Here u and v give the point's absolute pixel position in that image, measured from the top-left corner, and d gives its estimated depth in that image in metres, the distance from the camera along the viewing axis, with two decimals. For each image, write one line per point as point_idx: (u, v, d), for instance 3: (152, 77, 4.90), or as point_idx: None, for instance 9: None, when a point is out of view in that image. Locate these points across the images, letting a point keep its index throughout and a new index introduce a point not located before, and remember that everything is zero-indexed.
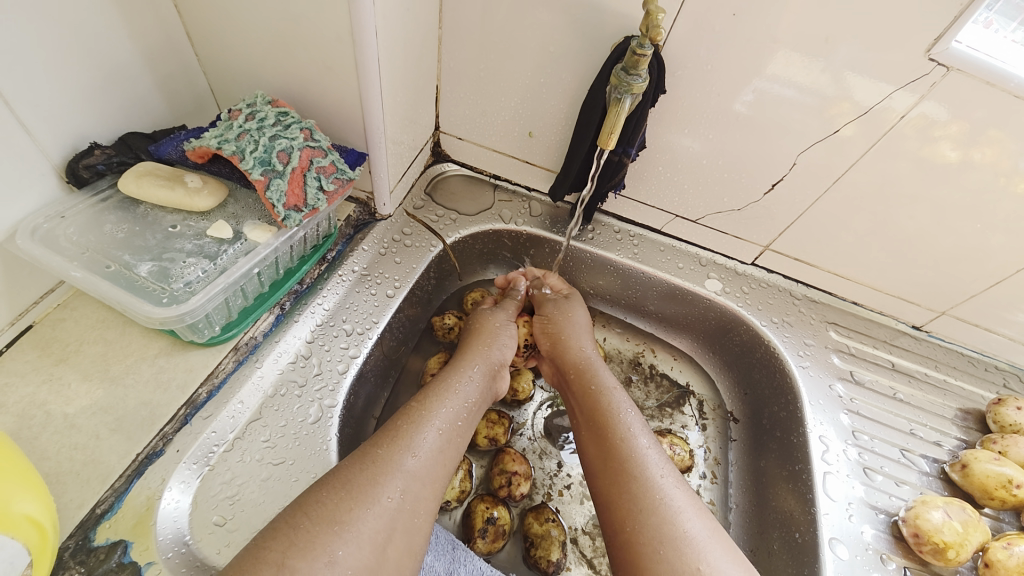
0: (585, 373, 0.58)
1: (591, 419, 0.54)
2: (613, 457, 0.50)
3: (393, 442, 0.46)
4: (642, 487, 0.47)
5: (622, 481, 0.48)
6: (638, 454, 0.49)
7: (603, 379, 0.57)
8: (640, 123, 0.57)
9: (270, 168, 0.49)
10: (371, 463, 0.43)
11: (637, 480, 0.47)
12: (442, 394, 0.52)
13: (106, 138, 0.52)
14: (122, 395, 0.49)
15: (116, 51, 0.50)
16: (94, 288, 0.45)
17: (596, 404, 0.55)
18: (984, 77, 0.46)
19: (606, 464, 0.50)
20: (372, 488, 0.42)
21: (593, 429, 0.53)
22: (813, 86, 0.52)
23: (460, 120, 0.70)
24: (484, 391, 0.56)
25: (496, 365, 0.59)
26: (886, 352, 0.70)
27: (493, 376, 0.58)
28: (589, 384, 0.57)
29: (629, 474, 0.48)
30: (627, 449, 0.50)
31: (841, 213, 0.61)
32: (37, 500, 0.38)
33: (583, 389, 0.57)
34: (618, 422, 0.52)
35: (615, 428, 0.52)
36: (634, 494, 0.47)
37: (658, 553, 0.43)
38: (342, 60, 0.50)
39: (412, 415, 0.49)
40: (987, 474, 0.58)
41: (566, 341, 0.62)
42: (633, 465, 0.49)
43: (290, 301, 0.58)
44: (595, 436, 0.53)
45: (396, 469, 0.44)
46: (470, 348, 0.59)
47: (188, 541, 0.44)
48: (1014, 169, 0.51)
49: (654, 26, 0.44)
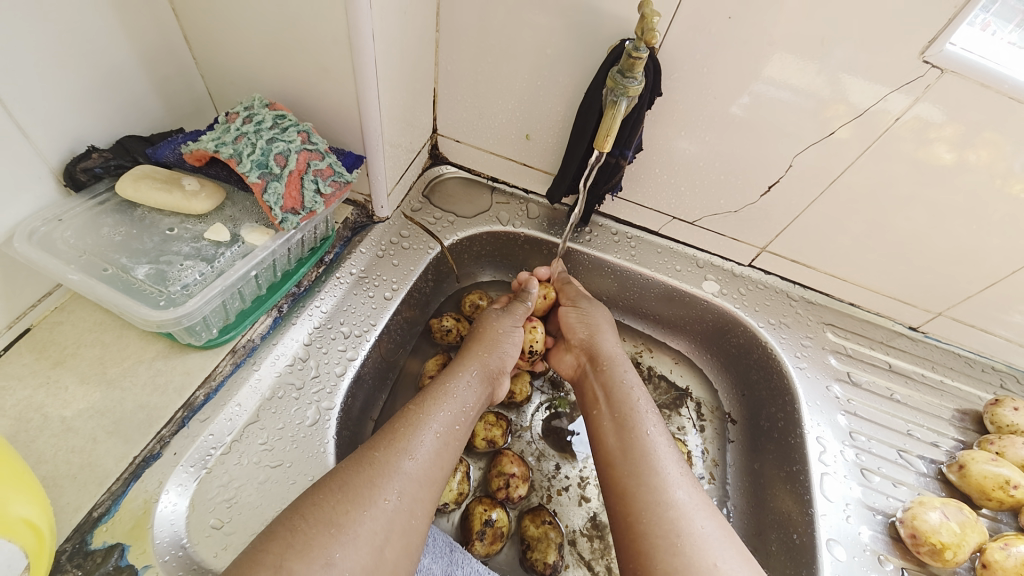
0: (612, 368, 0.59)
1: (615, 411, 0.55)
2: (634, 449, 0.50)
3: (390, 445, 0.45)
4: (661, 483, 0.47)
5: (643, 473, 0.48)
6: (656, 451, 0.50)
7: (629, 376, 0.58)
8: (637, 125, 0.57)
9: (267, 171, 0.50)
10: (368, 466, 0.43)
11: (656, 474, 0.48)
12: (439, 399, 0.51)
13: (103, 141, 0.52)
14: (120, 398, 0.49)
15: (113, 54, 0.50)
16: (91, 291, 0.45)
17: (621, 397, 0.56)
18: (978, 78, 0.46)
19: (626, 455, 0.50)
20: (370, 490, 0.42)
21: (614, 420, 0.54)
22: (808, 88, 0.52)
23: (458, 123, 0.70)
24: (481, 397, 0.56)
25: (495, 372, 0.59)
26: (883, 353, 0.70)
27: (490, 380, 0.58)
28: (616, 378, 0.58)
29: (649, 469, 0.48)
30: (648, 445, 0.50)
31: (836, 214, 0.62)
32: (33, 503, 0.38)
33: (609, 382, 0.58)
34: (640, 418, 0.53)
35: (638, 423, 0.52)
36: (653, 487, 0.47)
37: (675, 545, 0.43)
38: (340, 63, 0.50)
39: (411, 418, 0.48)
40: (984, 474, 0.58)
41: (602, 334, 0.63)
42: (653, 460, 0.49)
43: (287, 304, 0.58)
44: (617, 426, 0.53)
45: (395, 472, 0.44)
46: (469, 352, 0.59)
47: (185, 544, 0.44)
48: (1008, 170, 0.51)
49: (649, 28, 0.45)
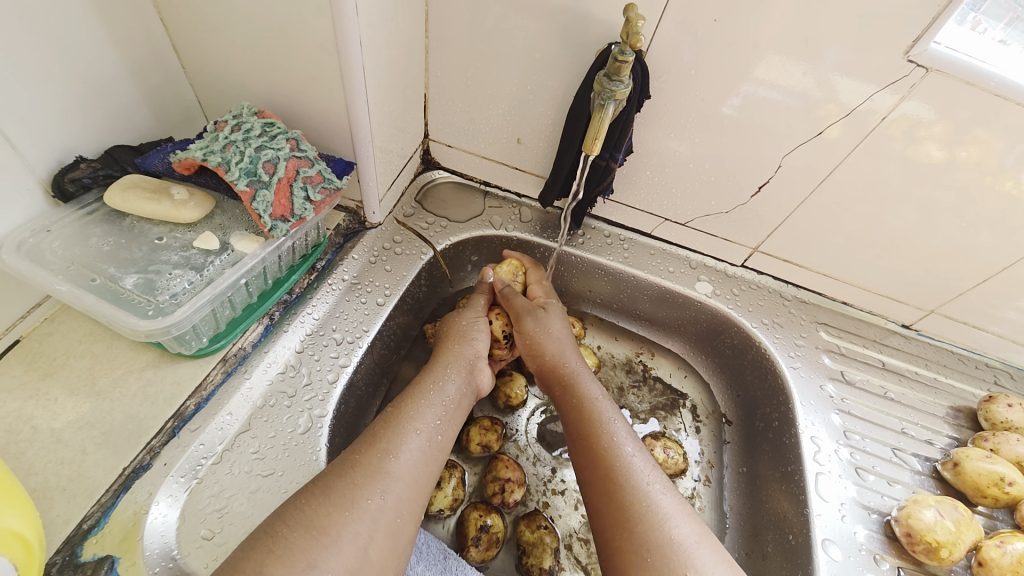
0: (570, 384, 0.58)
1: (578, 426, 0.54)
2: (600, 466, 0.49)
3: (371, 447, 0.45)
4: (629, 496, 0.46)
5: (612, 489, 0.47)
6: (624, 462, 0.49)
7: (589, 390, 0.57)
8: (626, 128, 0.57)
9: (255, 178, 0.50)
10: (350, 468, 0.43)
11: (625, 488, 0.47)
12: (417, 400, 0.51)
13: (92, 151, 0.52)
14: (109, 409, 0.49)
15: (101, 65, 0.50)
16: (79, 301, 0.45)
17: (584, 411, 0.54)
18: (963, 77, 0.46)
19: (594, 473, 0.49)
20: (351, 493, 0.42)
21: (579, 439, 0.53)
22: (798, 89, 0.52)
23: (449, 127, 0.70)
24: (463, 399, 0.56)
25: (471, 360, 0.59)
26: (876, 351, 0.70)
27: (471, 370, 0.58)
28: (574, 398, 0.56)
29: (618, 482, 0.48)
30: (614, 457, 0.49)
31: (826, 214, 0.62)
32: (22, 515, 0.38)
33: (570, 400, 0.56)
34: (604, 431, 0.52)
35: (603, 437, 0.51)
36: (623, 502, 0.46)
37: (648, 560, 0.43)
38: (328, 70, 0.50)
39: (391, 418, 0.48)
40: (979, 472, 0.58)
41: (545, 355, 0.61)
42: (620, 473, 0.48)
43: (279, 312, 0.58)
44: (581, 443, 0.52)
45: (377, 473, 0.43)
46: (443, 351, 0.58)
47: (176, 555, 0.43)
48: (999, 167, 0.52)
49: (633, 33, 0.45)
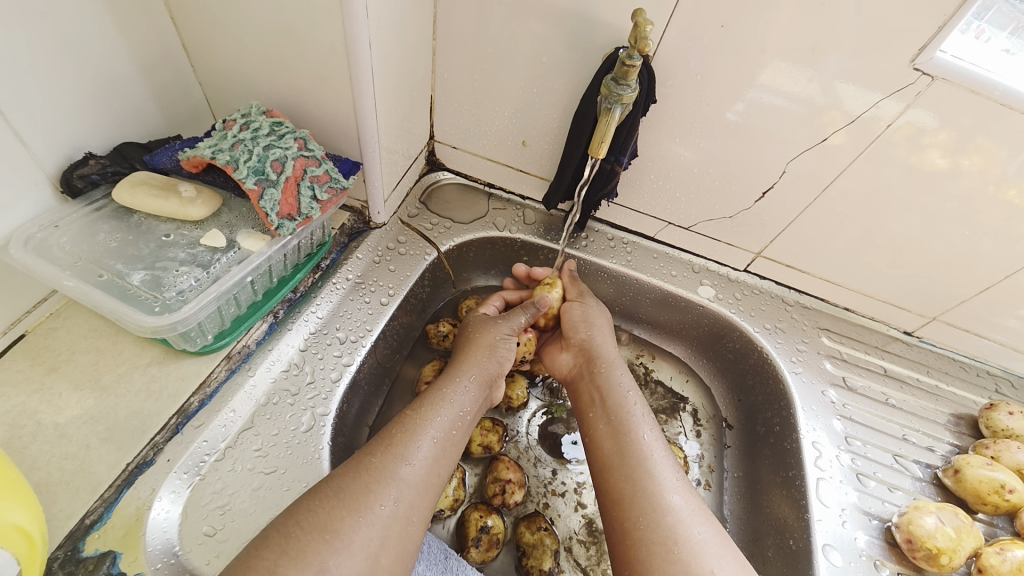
0: (606, 371, 0.58)
1: (611, 412, 0.54)
2: (630, 455, 0.50)
3: (387, 450, 0.45)
4: (657, 487, 0.47)
5: (639, 478, 0.48)
6: (652, 455, 0.50)
7: (624, 379, 0.57)
8: (632, 133, 0.58)
9: (263, 177, 0.50)
10: (365, 472, 0.43)
11: (652, 479, 0.48)
12: (438, 404, 0.51)
13: (100, 148, 0.52)
14: (113, 405, 0.49)
15: (111, 62, 0.50)
16: (86, 297, 0.45)
17: (616, 400, 0.55)
18: (968, 86, 0.47)
19: (621, 461, 0.49)
20: (366, 497, 0.42)
21: (611, 423, 0.53)
22: (802, 95, 0.52)
23: (454, 129, 0.70)
24: (477, 403, 0.55)
25: (492, 376, 0.58)
26: (877, 358, 0.70)
27: (490, 383, 0.57)
28: (612, 381, 0.57)
29: (646, 473, 0.48)
30: (644, 448, 0.50)
31: (829, 221, 0.62)
32: (25, 510, 0.38)
33: (604, 385, 0.57)
34: (636, 422, 0.52)
35: (634, 427, 0.52)
36: (650, 492, 0.47)
37: (672, 552, 0.43)
38: (336, 70, 0.50)
39: (407, 424, 0.48)
40: (980, 479, 0.58)
41: (602, 336, 0.62)
42: (649, 464, 0.49)
43: (283, 310, 0.58)
44: (611, 429, 0.52)
45: (391, 478, 0.43)
46: (467, 356, 0.58)
47: (178, 551, 0.43)
48: (1002, 176, 0.52)
49: (642, 37, 0.45)
